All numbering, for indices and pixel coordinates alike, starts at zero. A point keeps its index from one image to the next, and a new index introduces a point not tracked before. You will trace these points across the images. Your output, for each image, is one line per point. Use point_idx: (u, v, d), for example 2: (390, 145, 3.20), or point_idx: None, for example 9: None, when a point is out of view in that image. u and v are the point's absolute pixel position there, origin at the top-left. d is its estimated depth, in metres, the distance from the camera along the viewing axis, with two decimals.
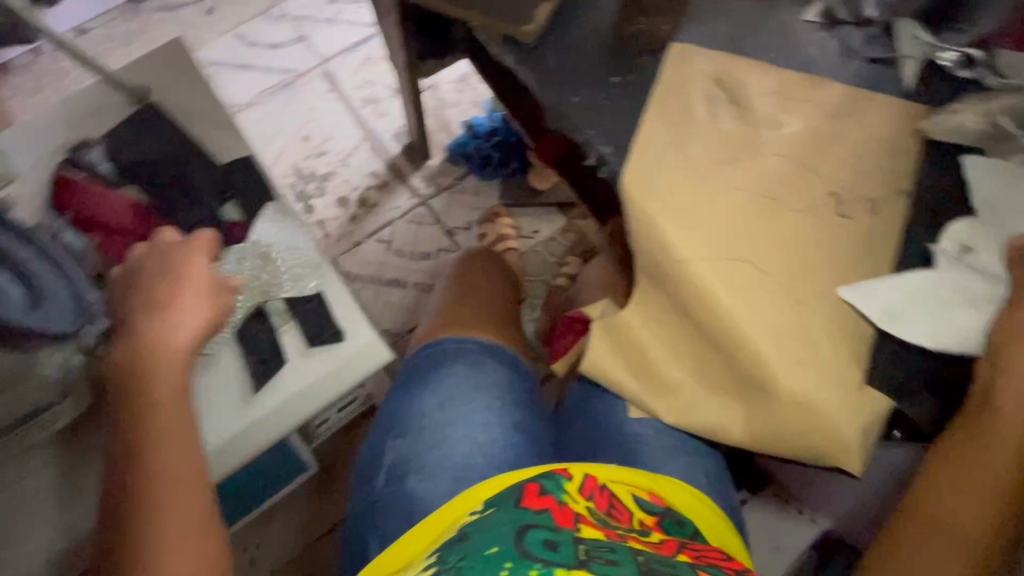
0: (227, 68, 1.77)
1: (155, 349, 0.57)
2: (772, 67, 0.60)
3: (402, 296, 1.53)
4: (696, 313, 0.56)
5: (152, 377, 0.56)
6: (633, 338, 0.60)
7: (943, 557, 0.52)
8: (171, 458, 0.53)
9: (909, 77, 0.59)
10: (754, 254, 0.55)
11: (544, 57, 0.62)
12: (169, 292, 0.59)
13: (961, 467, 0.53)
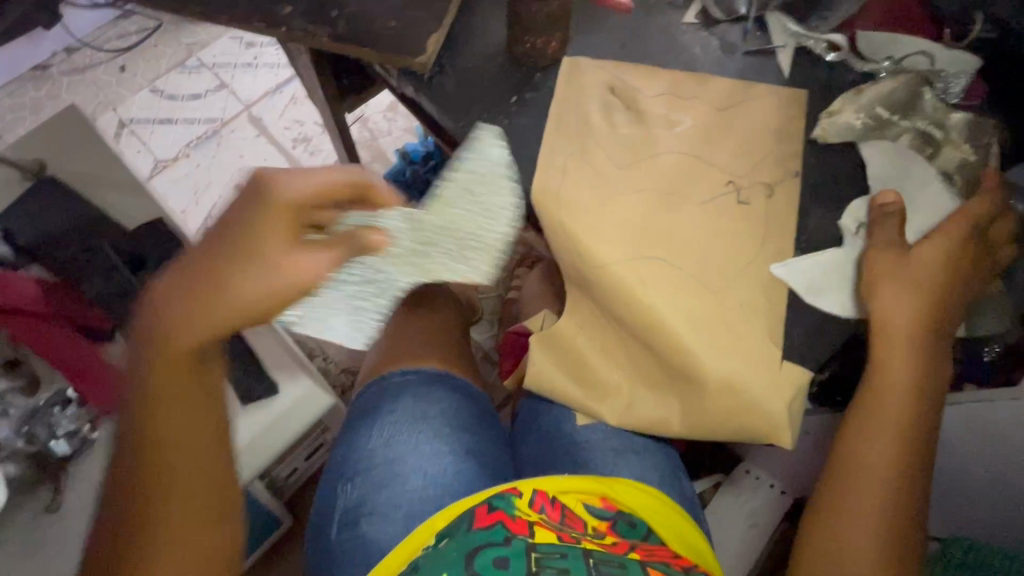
0: (147, 124, 1.73)
1: (213, 290, 0.51)
2: (660, 70, 0.63)
3: None
4: (620, 315, 0.57)
5: (175, 326, 0.51)
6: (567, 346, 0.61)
7: (865, 498, 0.54)
8: (173, 436, 0.52)
9: (784, 66, 0.63)
10: (666, 251, 0.57)
11: (442, 86, 0.63)
12: (290, 253, 0.51)
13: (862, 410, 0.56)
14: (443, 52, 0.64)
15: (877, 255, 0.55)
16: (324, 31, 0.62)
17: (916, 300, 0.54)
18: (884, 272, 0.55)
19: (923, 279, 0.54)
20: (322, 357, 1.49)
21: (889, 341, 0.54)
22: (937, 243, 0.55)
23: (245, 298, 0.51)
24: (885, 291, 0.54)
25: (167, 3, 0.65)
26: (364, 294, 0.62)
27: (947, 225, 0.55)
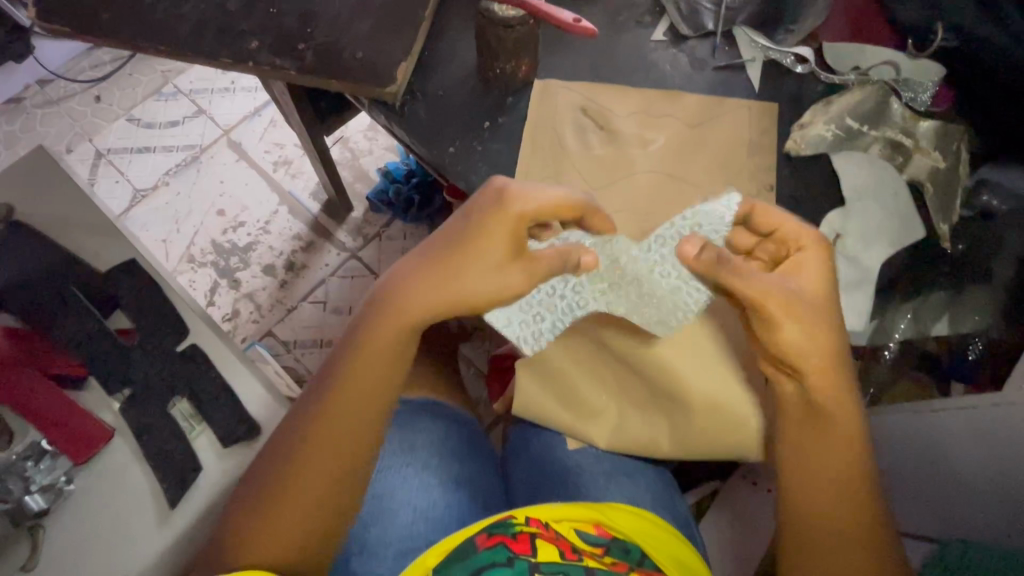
0: (125, 154, 1.71)
1: (446, 289, 0.49)
2: (631, 89, 0.63)
3: None
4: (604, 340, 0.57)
5: (410, 304, 0.51)
6: (553, 372, 0.61)
7: (815, 529, 0.50)
8: (336, 436, 0.51)
9: (753, 80, 0.63)
10: None
11: (414, 113, 0.62)
12: (460, 273, 0.49)
13: (804, 435, 0.50)
14: (413, 79, 0.63)
15: (770, 298, 0.47)
16: (292, 64, 0.62)
17: (828, 333, 0.47)
18: (789, 311, 0.47)
19: (824, 301, 0.48)
20: None
21: (820, 370, 0.47)
22: (807, 257, 0.49)
23: (473, 293, 0.49)
24: (799, 331, 0.47)
25: (131, 41, 0.64)
26: (541, 301, 0.53)
27: (805, 242, 0.50)
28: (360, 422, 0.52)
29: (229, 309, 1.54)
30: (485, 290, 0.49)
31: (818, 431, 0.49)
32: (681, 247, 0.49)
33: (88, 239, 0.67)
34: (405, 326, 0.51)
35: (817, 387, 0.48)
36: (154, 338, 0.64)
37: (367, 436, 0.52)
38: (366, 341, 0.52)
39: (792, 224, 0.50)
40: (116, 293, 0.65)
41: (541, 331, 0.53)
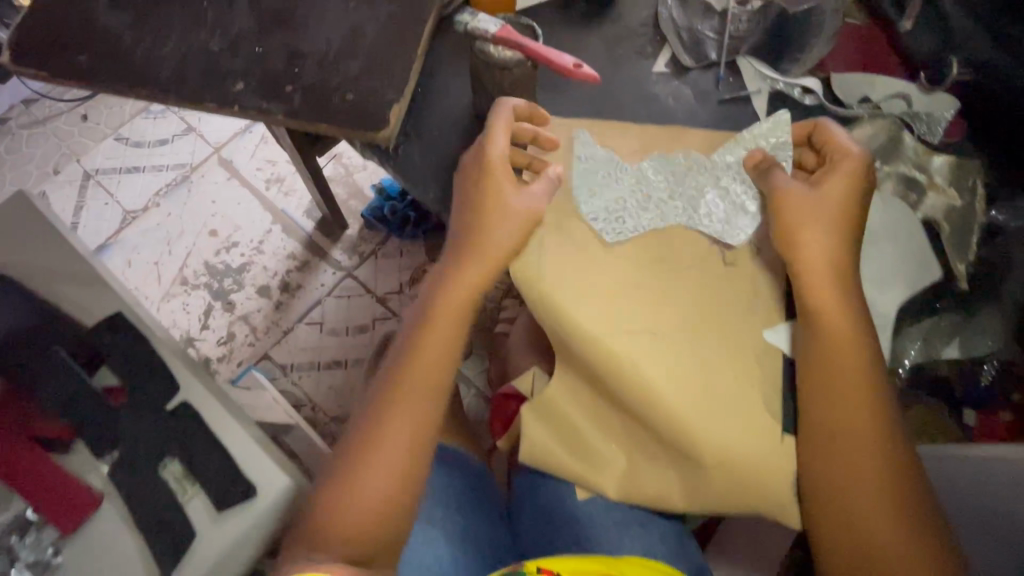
0: (113, 174, 1.67)
1: (473, 244, 0.55)
2: (635, 124, 0.61)
3: (345, 376, 1.46)
4: (616, 390, 0.55)
5: (443, 297, 0.56)
6: (564, 417, 0.60)
7: (846, 468, 0.50)
8: (406, 409, 0.54)
9: (761, 113, 0.61)
10: (654, 322, 0.55)
11: (410, 155, 0.60)
12: (480, 225, 0.54)
13: (821, 374, 0.52)
14: (407, 119, 0.61)
15: (780, 194, 0.54)
16: (279, 106, 0.59)
17: (825, 242, 0.53)
18: (798, 212, 0.54)
19: (836, 212, 0.53)
20: (310, 406, 1.44)
21: (828, 311, 0.52)
22: (835, 167, 0.54)
23: (495, 242, 0.54)
24: (806, 235, 0.53)
25: (110, 85, 0.61)
26: (634, 197, 0.57)
27: (841, 156, 0.54)
28: (426, 387, 0.55)
29: (223, 333, 1.50)
30: (501, 233, 0.54)
31: (830, 386, 0.51)
32: (748, 158, 0.57)
33: (71, 289, 0.64)
34: (448, 304, 0.56)
35: (830, 332, 0.52)
36: (143, 395, 0.61)
37: (433, 397, 0.55)
38: (417, 337, 0.56)
39: (843, 144, 0.54)
40: (104, 350, 0.62)
41: (623, 226, 0.57)
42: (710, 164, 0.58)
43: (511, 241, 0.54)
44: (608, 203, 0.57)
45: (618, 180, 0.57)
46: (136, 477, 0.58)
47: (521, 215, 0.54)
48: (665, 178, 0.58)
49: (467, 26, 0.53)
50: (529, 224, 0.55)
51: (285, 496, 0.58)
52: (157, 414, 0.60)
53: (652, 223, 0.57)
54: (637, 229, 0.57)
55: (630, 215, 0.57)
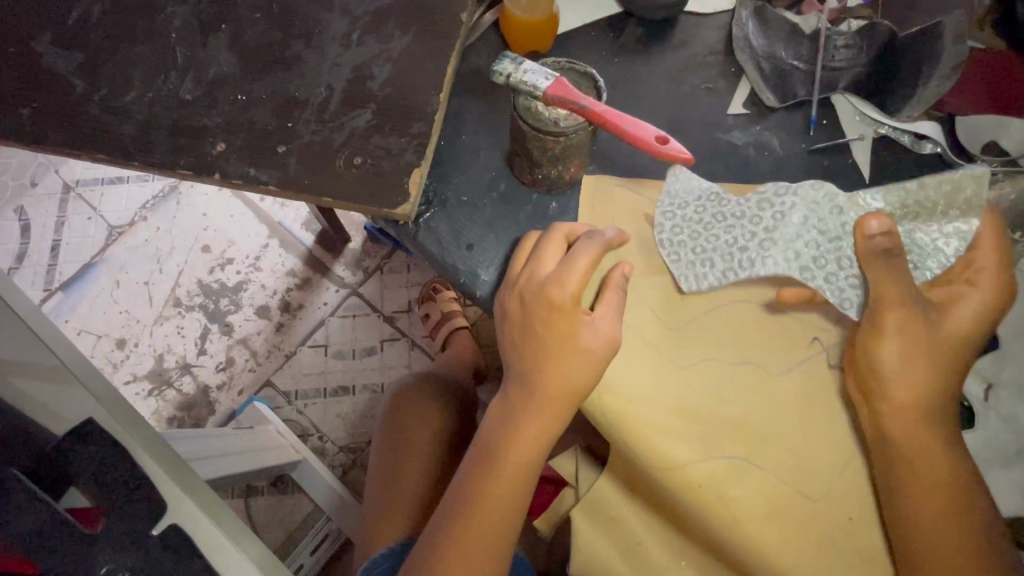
0: (94, 187, 1.54)
1: (542, 382, 0.44)
2: (707, 185, 0.50)
3: (354, 404, 1.37)
4: (699, 523, 0.45)
5: (516, 438, 0.46)
6: (626, 532, 0.52)
7: None
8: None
9: (863, 165, 0.50)
10: (745, 444, 0.44)
11: (434, 231, 0.49)
12: (546, 360, 0.44)
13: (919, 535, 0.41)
14: (428, 182, 0.50)
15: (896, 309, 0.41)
16: (270, 173, 0.47)
17: (927, 377, 0.41)
18: (906, 333, 0.41)
19: (952, 341, 0.41)
20: (317, 436, 1.35)
21: (907, 428, 0.42)
22: (970, 292, 0.41)
23: (563, 388, 0.43)
24: (898, 359, 0.41)
25: (61, 146, 0.50)
26: (732, 242, 0.45)
27: (981, 273, 0.42)
28: (483, 547, 0.47)
29: (222, 359, 1.39)
30: (572, 377, 0.43)
31: (924, 525, 0.41)
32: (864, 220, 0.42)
33: (33, 388, 0.54)
34: (508, 457, 0.46)
35: (913, 468, 0.42)
36: (121, 522, 0.51)
37: (490, 558, 0.47)
38: (472, 490, 0.47)
39: (990, 255, 0.42)
40: (70, 466, 0.51)
41: (708, 270, 0.46)
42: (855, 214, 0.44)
43: (585, 383, 0.43)
44: (699, 241, 0.46)
45: (720, 215, 0.46)
46: None
47: (601, 348, 0.43)
48: (783, 224, 0.44)
49: (510, 78, 0.41)
50: (607, 358, 0.43)
51: None
52: (139, 546, 0.50)
53: (743, 272, 0.44)
54: (722, 278, 0.45)
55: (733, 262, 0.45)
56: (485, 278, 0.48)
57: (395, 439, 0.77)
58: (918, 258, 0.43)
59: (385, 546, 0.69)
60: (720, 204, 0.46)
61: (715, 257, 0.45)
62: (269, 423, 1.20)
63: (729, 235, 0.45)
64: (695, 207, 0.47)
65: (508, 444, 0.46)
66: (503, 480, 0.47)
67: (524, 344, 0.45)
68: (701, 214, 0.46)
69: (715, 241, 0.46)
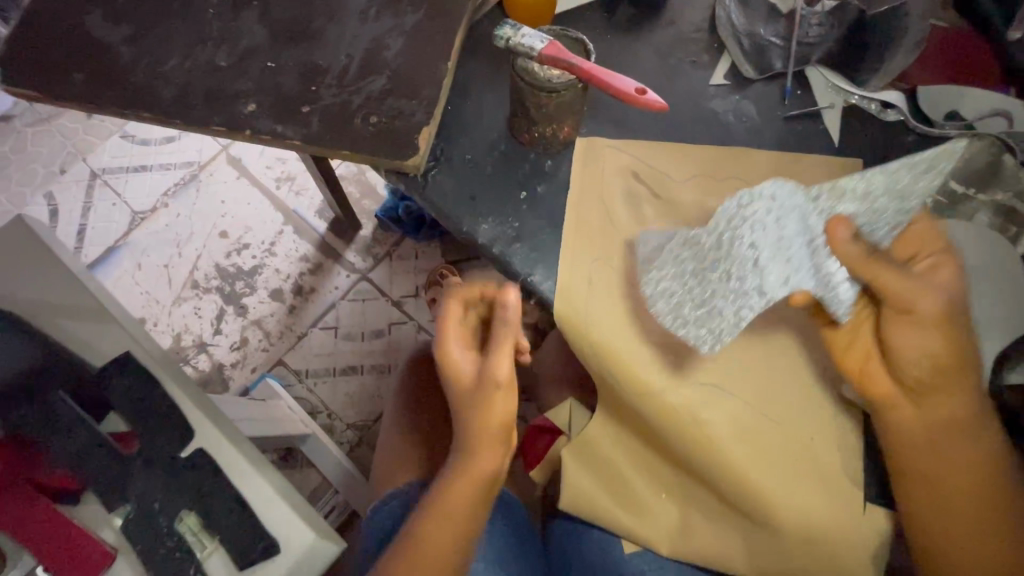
0: (120, 174, 1.61)
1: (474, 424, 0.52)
2: (689, 147, 0.55)
3: (361, 385, 1.41)
4: (679, 445, 0.50)
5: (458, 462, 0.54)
6: (610, 463, 0.56)
7: (950, 512, 0.46)
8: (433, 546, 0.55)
9: (834, 130, 0.55)
10: (717, 374, 0.49)
11: (440, 184, 0.54)
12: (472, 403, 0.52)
13: (905, 438, 0.46)
14: (436, 141, 0.55)
15: (896, 297, 0.43)
16: (295, 130, 0.53)
17: (951, 350, 0.43)
18: (905, 315, 0.44)
19: (958, 310, 0.43)
20: (326, 413, 1.40)
21: (913, 351, 0.44)
22: (946, 261, 0.44)
23: (486, 419, 0.52)
24: (910, 338, 0.44)
25: (110, 106, 0.56)
26: (721, 281, 0.43)
27: (936, 243, 0.44)
28: (450, 533, 0.55)
29: (237, 338, 1.46)
30: (494, 408, 0.51)
31: (908, 426, 0.46)
32: (833, 229, 0.42)
33: (79, 327, 0.61)
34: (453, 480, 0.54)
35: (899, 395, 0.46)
36: (154, 446, 0.57)
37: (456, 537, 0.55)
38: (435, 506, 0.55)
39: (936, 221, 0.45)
40: (111, 396, 0.57)
41: (722, 321, 0.43)
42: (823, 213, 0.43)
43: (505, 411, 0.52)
44: (691, 291, 0.45)
45: (693, 258, 0.45)
46: (152, 534, 0.54)
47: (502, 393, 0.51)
48: (771, 235, 0.42)
49: (509, 42, 0.46)
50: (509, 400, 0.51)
51: (310, 552, 0.54)
52: (170, 467, 0.56)
53: (761, 300, 0.42)
54: (740, 320, 0.43)
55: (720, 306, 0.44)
56: (484, 228, 0.53)
57: (405, 398, 0.82)
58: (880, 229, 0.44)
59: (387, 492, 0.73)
60: (679, 248, 0.45)
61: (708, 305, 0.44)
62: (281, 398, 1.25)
63: (702, 286, 0.44)
64: (671, 257, 0.46)
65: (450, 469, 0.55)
66: (451, 509, 0.55)
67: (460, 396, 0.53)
68: (678, 261, 0.46)
69: (700, 293, 0.44)
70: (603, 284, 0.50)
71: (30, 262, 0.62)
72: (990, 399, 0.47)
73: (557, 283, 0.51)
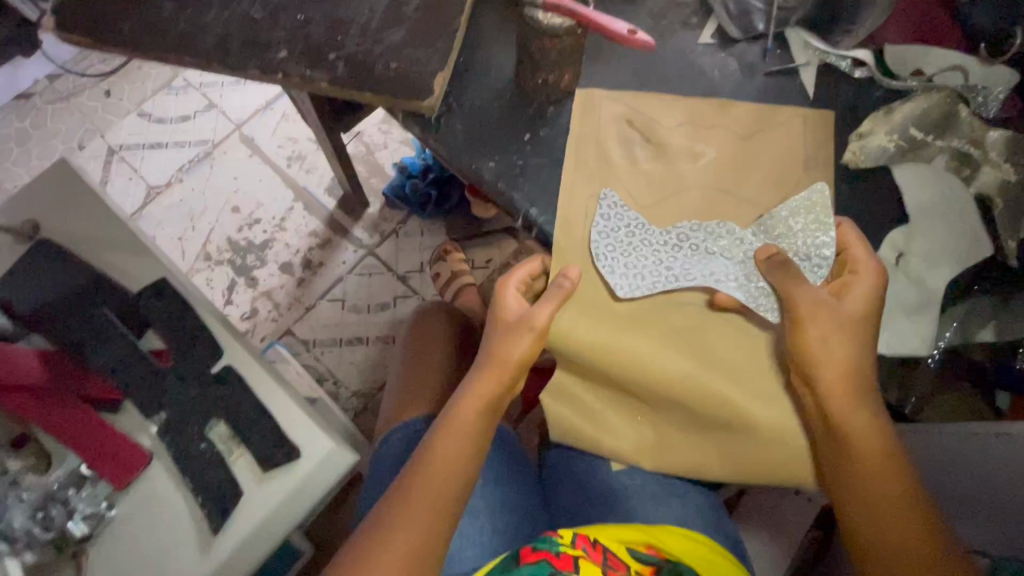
0: (137, 151, 1.47)
1: (495, 354, 0.57)
2: (679, 97, 0.61)
3: (366, 355, 1.30)
4: (652, 370, 0.55)
5: (470, 389, 0.57)
6: (587, 399, 0.59)
7: (863, 460, 0.52)
8: (441, 475, 0.54)
9: (809, 84, 0.60)
10: (685, 307, 0.56)
11: (452, 126, 0.60)
12: (503, 335, 0.56)
13: (834, 379, 0.52)
14: (449, 89, 0.61)
15: (805, 304, 0.53)
16: (323, 74, 0.59)
17: (847, 357, 0.53)
18: (819, 320, 0.53)
19: (859, 320, 0.53)
20: (332, 381, 1.29)
21: (849, 296, 0.53)
22: (857, 280, 0.53)
23: (511, 352, 0.56)
24: (821, 342, 0.52)
25: (155, 53, 0.61)
26: (652, 259, 0.56)
27: (858, 264, 0.54)
28: (456, 452, 0.55)
29: (247, 309, 1.33)
30: (520, 345, 0.55)
31: (839, 363, 0.52)
32: (760, 251, 0.56)
33: (116, 256, 0.66)
34: (464, 406, 0.57)
35: (837, 336, 0.52)
36: (188, 362, 0.63)
37: (463, 462, 0.55)
38: (450, 419, 0.56)
39: (860, 249, 0.54)
40: (151, 316, 0.63)
41: (640, 282, 0.55)
42: (756, 241, 0.56)
43: (527, 353, 0.55)
44: (623, 257, 0.56)
45: (638, 235, 0.56)
46: (185, 438, 0.60)
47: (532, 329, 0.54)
48: (696, 241, 0.57)
49: None
50: (538, 338, 0.55)
51: (327, 458, 0.60)
52: (203, 380, 0.62)
53: (673, 281, 0.55)
54: (653, 288, 0.55)
55: (635, 273, 0.56)
56: (486, 166, 0.59)
57: (418, 343, 0.85)
58: (809, 263, 0.56)
59: (398, 423, 0.76)
60: (635, 222, 0.56)
61: (627, 270, 0.56)
62: (288, 364, 1.19)
63: (632, 254, 0.56)
64: (619, 226, 0.56)
65: (462, 396, 0.57)
66: (461, 435, 0.56)
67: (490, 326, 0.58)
68: (622, 233, 0.56)
69: (628, 258, 0.56)
70: (599, 231, 0.56)
71: (71, 198, 0.67)
72: (932, 318, 0.54)
73: (554, 214, 0.57)
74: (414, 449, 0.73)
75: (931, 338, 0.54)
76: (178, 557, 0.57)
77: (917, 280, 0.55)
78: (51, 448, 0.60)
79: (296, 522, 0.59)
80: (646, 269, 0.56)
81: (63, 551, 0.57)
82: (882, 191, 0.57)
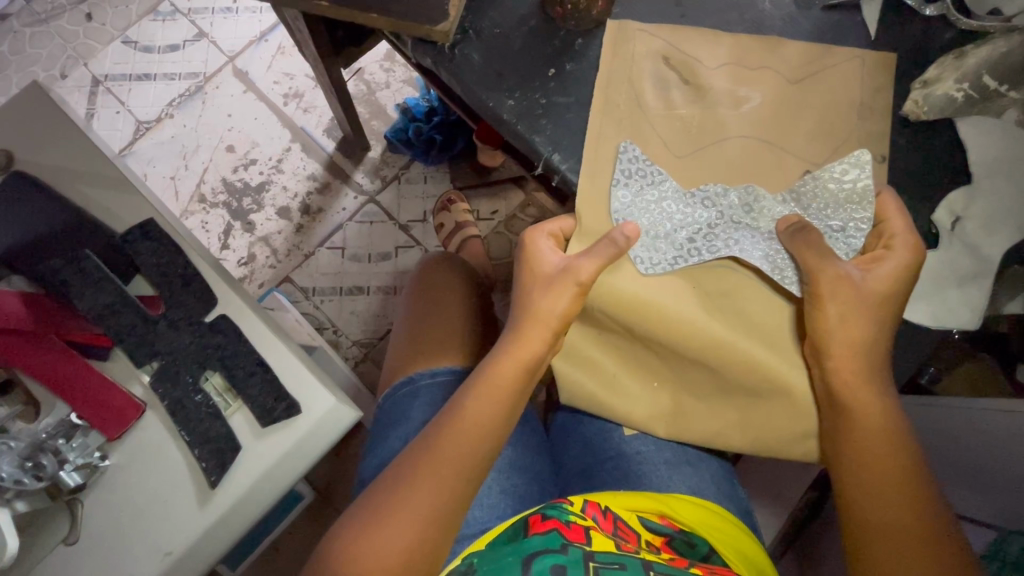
0: (123, 81, 1.36)
1: (533, 316, 0.52)
2: (723, 32, 0.54)
3: (367, 306, 1.24)
4: (659, 337, 0.52)
5: (506, 351, 0.53)
6: (595, 367, 0.55)
7: (869, 442, 0.48)
8: (471, 435, 0.51)
9: (870, 22, 0.54)
10: (699, 275, 0.52)
11: (468, 58, 0.54)
12: (542, 295, 0.52)
13: (848, 358, 0.48)
14: (464, 15, 0.54)
15: (828, 277, 0.48)
16: None
17: (865, 335, 0.48)
18: (839, 297, 0.48)
19: (880, 298, 0.48)
20: (332, 330, 1.24)
21: (885, 269, 0.48)
22: (890, 256, 0.48)
23: (551, 309, 0.51)
24: (838, 320, 0.48)
25: None
26: (675, 227, 0.52)
27: (895, 237, 0.49)
28: (488, 413, 0.52)
29: (243, 254, 1.27)
30: (560, 302, 0.51)
31: (853, 344, 0.48)
32: (781, 220, 0.51)
33: (99, 193, 0.61)
34: (498, 367, 0.53)
35: (862, 314, 0.48)
36: (179, 309, 0.59)
37: (493, 422, 0.52)
38: (481, 382, 0.53)
39: (899, 221, 0.49)
40: (138, 258, 0.59)
41: (661, 255, 0.51)
42: (782, 210, 0.52)
43: (570, 309, 0.51)
44: (645, 225, 0.51)
45: (660, 196, 0.51)
46: (178, 389, 0.57)
47: (579, 284, 0.50)
48: (722, 205, 0.52)
49: None
50: (582, 293, 0.51)
51: (326, 416, 0.57)
52: (196, 329, 0.59)
53: (696, 254, 0.51)
54: (674, 263, 0.51)
55: (665, 243, 0.52)
56: (507, 104, 0.53)
57: (421, 298, 0.80)
58: (841, 241, 0.51)
59: (403, 379, 0.74)
60: (657, 183, 0.51)
61: (657, 240, 0.52)
62: (287, 312, 1.06)
63: (662, 223, 0.51)
64: (640, 187, 0.51)
65: (494, 359, 0.53)
66: (490, 396, 0.53)
67: (521, 288, 0.53)
68: (644, 196, 0.51)
69: (656, 226, 0.51)
70: (612, 189, 0.51)
71: (49, 129, 0.62)
72: (985, 288, 0.50)
73: (579, 163, 0.52)
74: (417, 406, 0.70)
75: (980, 309, 0.50)
76: (175, 509, 0.55)
77: (970, 246, 0.51)
78: (39, 396, 0.57)
79: (299, 476, 0.57)
80: (675, 240, 0.52)
81: (54, 500, 0.55)
82: (940, 149, 0.52)
